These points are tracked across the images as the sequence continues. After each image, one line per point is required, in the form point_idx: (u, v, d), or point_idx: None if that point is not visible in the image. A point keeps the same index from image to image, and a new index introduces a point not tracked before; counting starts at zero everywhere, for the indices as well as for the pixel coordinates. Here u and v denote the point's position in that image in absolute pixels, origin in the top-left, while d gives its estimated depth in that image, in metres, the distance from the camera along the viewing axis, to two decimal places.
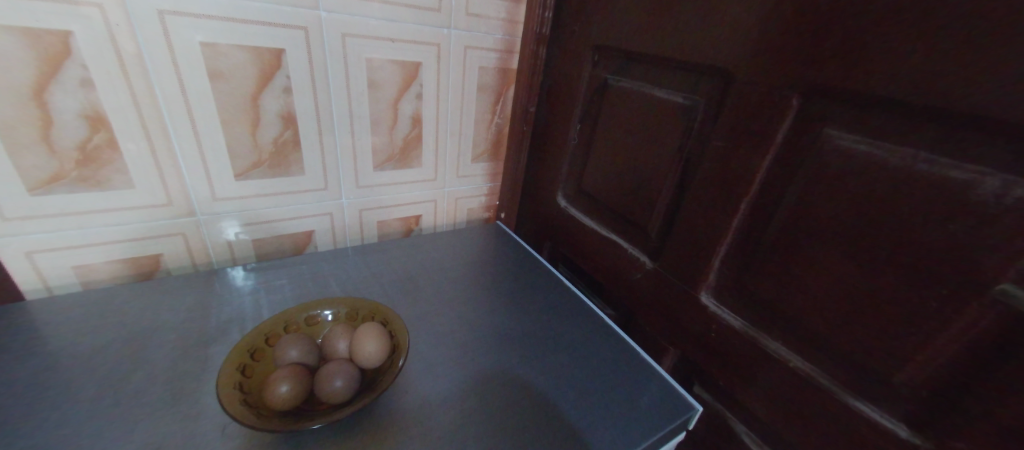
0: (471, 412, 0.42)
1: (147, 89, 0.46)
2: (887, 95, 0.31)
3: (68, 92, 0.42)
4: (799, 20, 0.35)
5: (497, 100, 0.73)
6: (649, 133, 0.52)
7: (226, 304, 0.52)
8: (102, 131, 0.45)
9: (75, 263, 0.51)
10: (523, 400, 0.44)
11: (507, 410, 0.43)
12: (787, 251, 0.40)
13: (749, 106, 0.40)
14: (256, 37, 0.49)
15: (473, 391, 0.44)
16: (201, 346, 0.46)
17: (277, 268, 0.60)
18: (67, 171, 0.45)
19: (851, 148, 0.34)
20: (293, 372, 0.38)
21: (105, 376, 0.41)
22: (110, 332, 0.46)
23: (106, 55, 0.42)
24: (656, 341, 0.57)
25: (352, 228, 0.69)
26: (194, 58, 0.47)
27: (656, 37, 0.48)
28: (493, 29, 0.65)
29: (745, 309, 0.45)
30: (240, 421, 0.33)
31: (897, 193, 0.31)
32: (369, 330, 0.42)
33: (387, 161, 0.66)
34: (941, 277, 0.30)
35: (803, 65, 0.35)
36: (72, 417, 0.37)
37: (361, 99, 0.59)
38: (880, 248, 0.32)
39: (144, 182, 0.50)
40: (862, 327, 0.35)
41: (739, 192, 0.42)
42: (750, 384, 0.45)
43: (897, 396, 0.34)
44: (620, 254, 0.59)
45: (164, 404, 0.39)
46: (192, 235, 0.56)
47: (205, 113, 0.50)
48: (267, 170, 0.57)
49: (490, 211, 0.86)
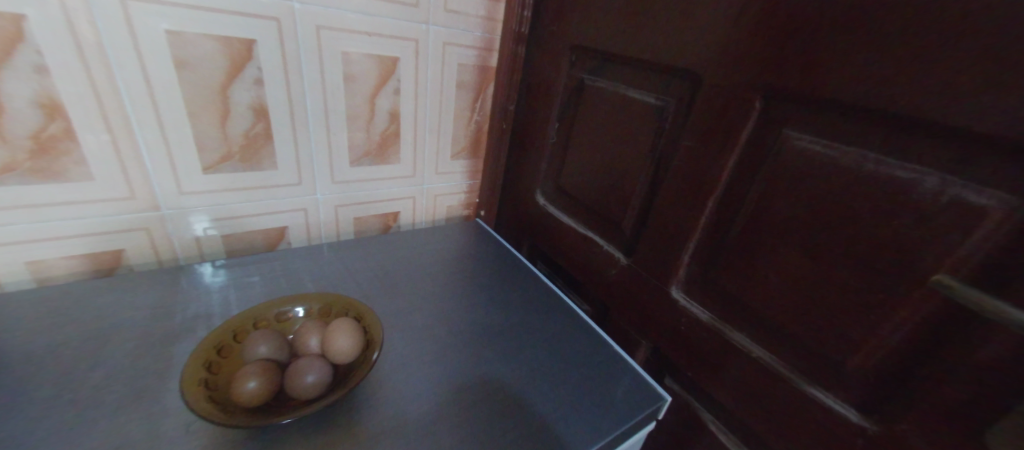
0: (445, 407, 0.42)
1: (109, 78, 0.44)
2: (840, 100, 0.32)
3: (20, 78, 0.40)
4: (762, 25, 0.36)
5: (477, 97, 0.73)
6: (623, 132, 0.53)
7: (193, 301, 0.51)
8: (59, 120, 0.43)
9: (28, 259, 0.48)
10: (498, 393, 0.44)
11: (480, 405, 0.43)
12: (751, 247, 0.41)
13: (716, 107, 0.42)
14: (226, 26, 0.47)
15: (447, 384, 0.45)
16: (166, 344, 0.45)
17: (247, 265, 0.58)
18: (19, 161, 0.43)
19: (808, 148, 0.35)
20: (262, 368, 0.37)
21: (60, 376, 0.39)
22: (66, 331, 0.44)
23: (63, 41, 0.41)
24: (629, 336, 0.58)
25: (327, 224, 0.68)
26: (160, 47, 0.45)
27: (631, 39, 0.49)
28: (472, 26, 0.66)
29: (712, 302, 0.46)
30: (205, 418, 0.33)
31: (847, 192, 0.33)
32: (342, 326, 0.42)
33: (364, 156, 0.66)
34: (885, 270, 0.32)
35: (766, 68, 0.36)
36: (23, 418, 0.35)
37: (336, 92, 0.58)
38: (832, 243, 0.34)
39: (104, 174, 0.48)
40: (816, 317, 0.37)
41: (707, 190, 0.44)
42: (717, 376, 0.47)
43: (847, 383, 0.36)
44: (595, 250, 0.61)
45: (125, 404, 0.38)
46: (157, 231, 0.54)
47: (171, 104, 0.48)
48: (238, 164, 0.56)
49: (470, 208, 0.86)
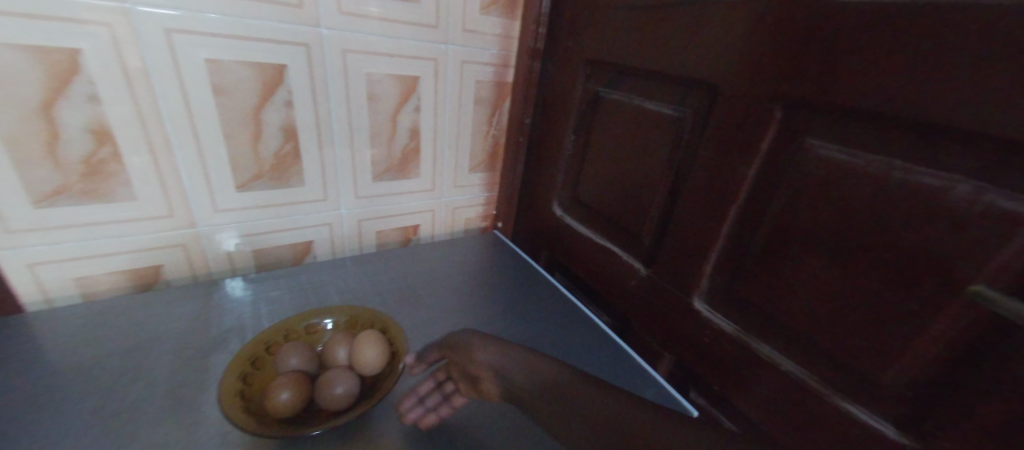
0: (409, 411, 0.42)
1: (153, 104, 0.47)
2: (862, 108, 0.32)
3: (74, 106, 0.43)
4: (782, 35, 0.36)
5: (493, 112, 0.75)
6: (641, 143, 0.54)
7: (226, 314, 0.53)
8: (107, 145, 0.46)
9: (75, 276, 0.51)
10: (467, 384, 0.43)
11: (446, 407, 0.43)
12: (775, 257, 0.41)
13: (735, 118, 0.42)
14: (260, 54, 0.50)
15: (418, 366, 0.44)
16: (202, 356, 0.47)
17: (275, 279, 0.61)
18: (71, 183, 0.46)
19: (831, 156, 0.35)
20: (293, 380, 0.39)
21: (105, 387, 0.42)
22: (110, 344, 0.47)
23: (113, 71, 0.44)
24: (652, 348, 0.57)
25: (350, 238, 0.70)
26: (200, 74, 0.48)
27: (647, 52, 0.50)
28: (489, 44, 0.68)
29: (737, 313, 0.46)
30: (242, 428, 0.34)
31: (876, 201, 0.32)
32: (369, 338, 0.43)
33: (385, 171, 0.68)
34: (920, 279, 0.31)
35: (787, 78, 0.36)
36: (72, 428, 0.37)
37: (360, 111, 0.61)
38: (860, 253, 0.34)
39: (147, 194, 0.51)
40: (847, 328, 0.36)
41: (728, 199, 0.43)
42: (744, 389, 0.46)
43: (883, 397, 0.35)
44: (615, 261, 0.60)
45: (165, 414, 0.39)
46: (193, 247, 0.57)
47: (208, 126, 0.51)
48: (268, 182, 0.58)
49: (487, 220, 0.87)
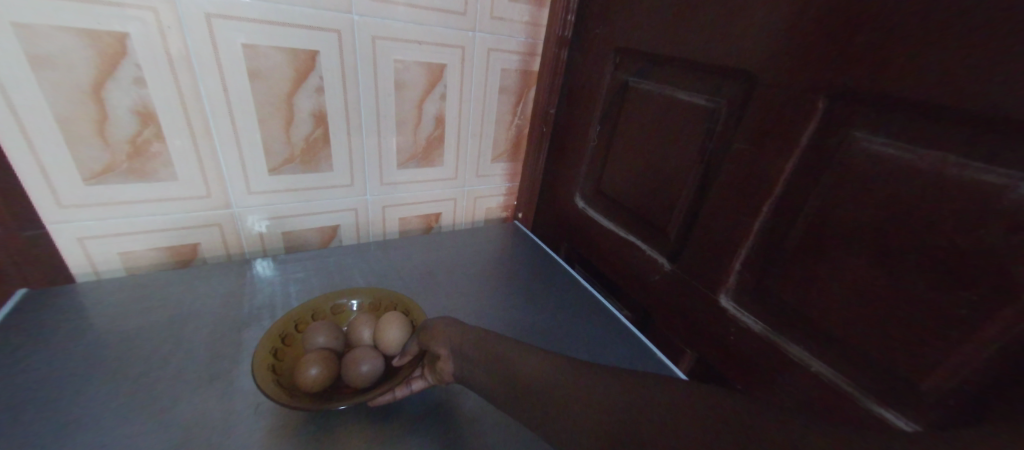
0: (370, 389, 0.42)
1: (193, 88, 0.49)
2: (916, 99, 0.30)
3: (121, 88, 0.45)
4: (829, 21, 0.34)
5: (518, 101, 0.74)
6: (670, 134, 0.52)
7: (258, 292, 0.55)
8: (151, 126, 0.49)
9: (120, 250, 0.54)
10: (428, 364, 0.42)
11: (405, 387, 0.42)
12: (809, 254, 0.39)
13: (774, 109, 0.40)
14: (294, 39, 0.51)
15: (396, 359, 0.42)
16: (235, 331, 0.49)
17: (303, 261, 0.63)
18: (118, 162, 0.49)
19: (878, 151, 0.33)
20: (322, 357, 0.40)
21: (147, 356, 0.44)
22: (151, 316, 0.49)
23: (157, 54, 0.45)
24: (673, 344, 0.56)
25: (374, 224, 0.71)
26: (237, 59, 0.49)
27: (681, 40, 0.48)
28: (517, 32, 0.67)
29: (765, 311, 0.45)
30: (275, 398, 0.35)
31: (924, 198, 0.31)
32: (393, 319, 0.45)
33: (410, 159, 0.68)
34: (971, 281, 0.29)
35: (833, 68, 0.35)
36: (118, 392, 0.40)
37: (388, 99, 0.61)
38: (904, 251, 0.32)
39: (186, 175, 0.53)
40: (885, 330, 0.35)
41: (761, 193, 0.42)
42: (770, 389, 0.45)
43: (923, 402, 0.33)
44: (638, 254, 0.59)
45: (202, 384, 0.42)
46: (227, 227, 0.59)
47: (244, 110, 0.53)
48: (299, 166, 0.60)
49: (508, 210, 0.87)
